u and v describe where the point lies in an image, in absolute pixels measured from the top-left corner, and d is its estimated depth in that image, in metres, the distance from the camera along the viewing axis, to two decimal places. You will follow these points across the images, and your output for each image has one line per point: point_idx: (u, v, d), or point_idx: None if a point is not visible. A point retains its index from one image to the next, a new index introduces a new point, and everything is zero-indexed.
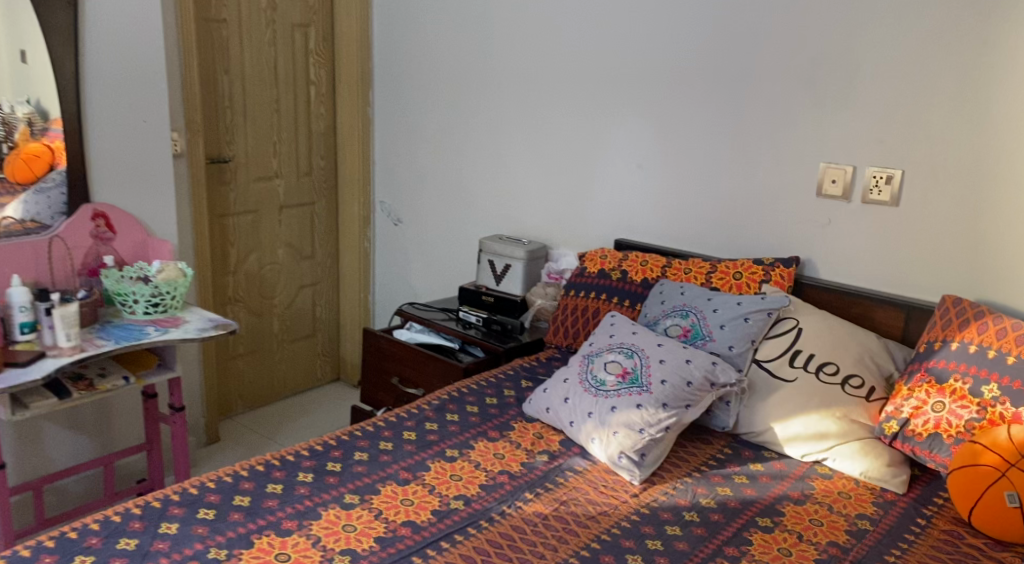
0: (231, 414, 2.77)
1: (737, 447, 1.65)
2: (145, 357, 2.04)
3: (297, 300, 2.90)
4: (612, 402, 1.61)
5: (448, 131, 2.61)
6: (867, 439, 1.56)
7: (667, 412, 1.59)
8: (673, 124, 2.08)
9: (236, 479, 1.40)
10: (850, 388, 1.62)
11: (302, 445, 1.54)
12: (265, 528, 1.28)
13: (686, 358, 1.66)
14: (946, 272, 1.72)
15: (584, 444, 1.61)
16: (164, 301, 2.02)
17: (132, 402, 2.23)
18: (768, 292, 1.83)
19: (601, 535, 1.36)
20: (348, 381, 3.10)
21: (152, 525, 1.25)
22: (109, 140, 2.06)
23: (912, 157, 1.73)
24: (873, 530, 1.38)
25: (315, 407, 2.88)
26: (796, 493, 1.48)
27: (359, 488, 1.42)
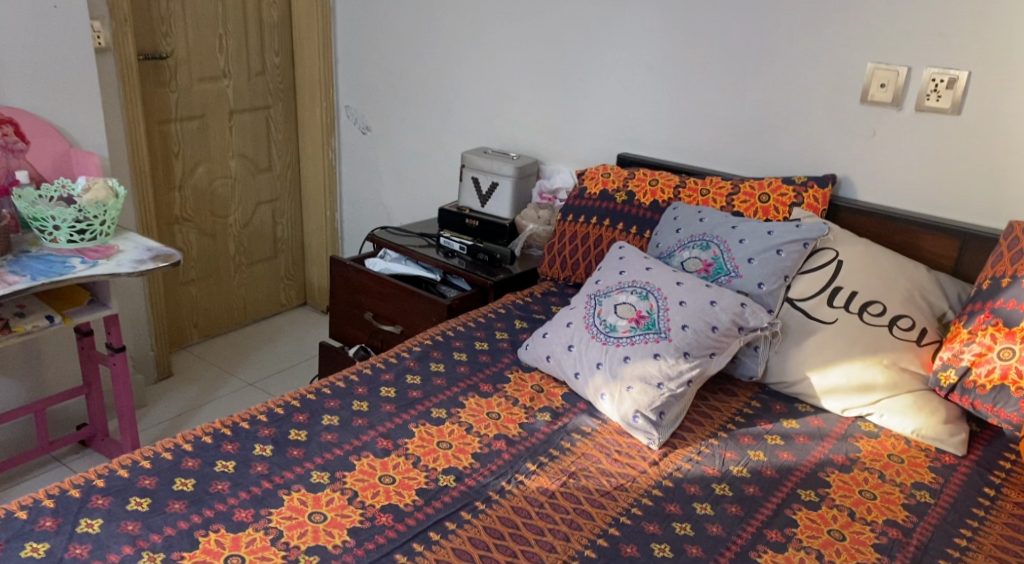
0: (187, 344, 2.50)
1: (765, 400, 1.43)
2: (74, 293, 1.74)
3: (254, 218, 2.59)
4: (624, 352, 1.37)
5: (423, 26, 2.26)
6: (920, 391, 1.34)
7: (689, 363, 1.35)
8: (692, 16, 1.77)
9: (178, 456, 1.14)
10: (899, 331, 1.39)
11: (259, 408, 1.28)
12: (212, 522, 1.02)
13: (710, 299, 1.40)
14: (1014, 194, 1.47)
15: (592, 400, 1.38)
16: (92, 227, 1.70)
17: (67, 341, 1.95)
18: (801, 217, 1.57)
19: (619, 517, 1.14)
20: (316, 306, 2.84)
21: (68, 523, 1.00)
22: (11, 30, 1.69)
23: (983, 57, 1.44)
24: (935, 503, 1.17)
25: (280, 337, 2.62)
26: (841, 457, 1.27)
27: (328, 462, 1.17)
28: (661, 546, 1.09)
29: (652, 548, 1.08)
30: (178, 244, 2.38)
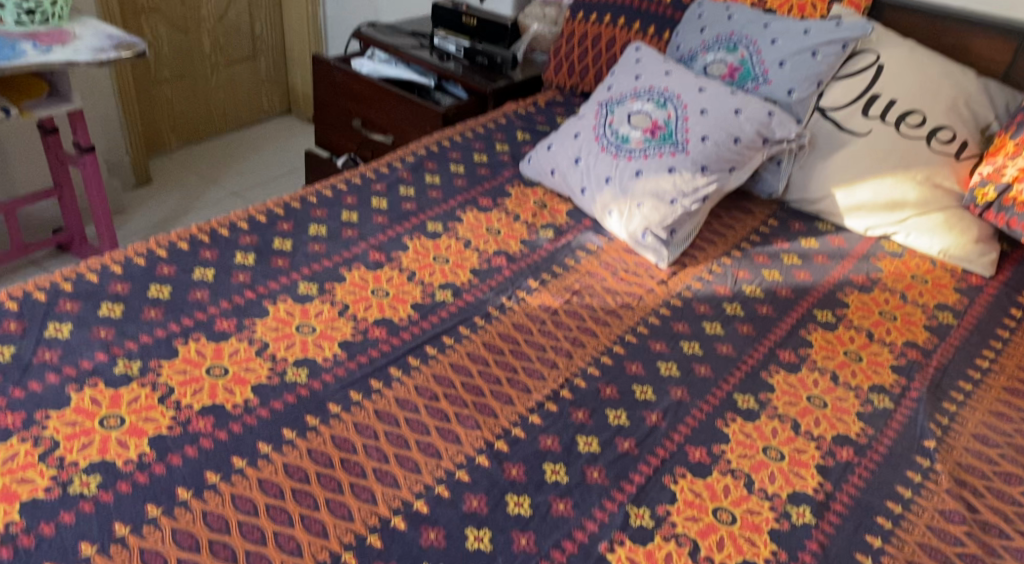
0: (164, 150, 2.36)
1: (784, 219, 1.34)
2: (32, 85, 1.58)
3: (229, 13, 2.37)
4: (636, 165, 1.26)
5: None
6: (952, 209, 1.25)
7: (705, 178, 1.25)
8: None
9: (152, 261, 1.06)
10: (938, 144, 1.27)
11: (240, 215, 1.18)
12: (191, 332, 0.95)
13: (734, 108, 1.27)
14: None
15: (598, 216, 1.29)
16: (44, 8, 1.52)
17: (30, 138, 1.81)
18: (841, 16, 1.40)
19: (625, 336, 1.08)
20: (300, 115, 2.68)
21: (35, 327, 0.93)
22: None
23: None
24: (958, 325, 1.12)
25: (265, 145, 2.48)
26: (861, 278, 1.20)
27: (317, 273, 1.09)
28: (668, 366, 1.04)
29: (659, 368, 1.04)
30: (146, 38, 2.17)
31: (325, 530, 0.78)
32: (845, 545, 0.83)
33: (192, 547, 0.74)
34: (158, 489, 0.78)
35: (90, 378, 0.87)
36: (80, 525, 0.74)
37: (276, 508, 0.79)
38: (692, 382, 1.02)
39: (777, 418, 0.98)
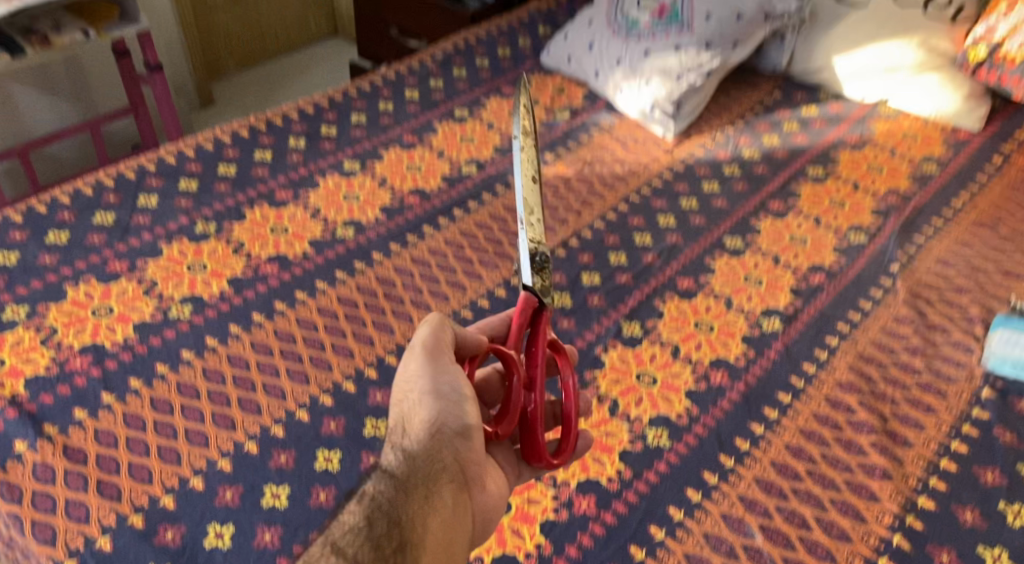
0: (223, 72, 2.81)
1: (788, 91, 1.61)
2: (104, 6, 1.86)
3: None
4: (645, 47, 1.58)
5: None
6: (946, 73, 1.49)
7: (709, 55, 1.54)
8: None
9: (181, 160, 1.41)
10: (935, 9, 1.52)
11: (226, 131, 1.50)
12: (255, 202, 1.34)
13: (673, 47, 1.55)
14: None
15: (612, 96, 1.59)
16: None
17: (102, 56, 2.08)
18: None
19: (591, 223, 1.29)
20: (347, 33, 3.12)
21: (130, 198, 1.32)
22: None
23: None
24: (866, 245, 1.24)
25: (316, 67, 2.91)
26: (779, 205, 1.32)
27: (296, 179, 1.40)
28: (616, 253, 1.23)
29: (608, 255, 1.23)
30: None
31: (371, 341, 1.10)
32: (709, 395, 1.01)
33: (195, 415, 0.99)
34: (189, 336, 1.09)
35: (176, 234, 1.26)
36: (181, 339, 1.09)
37: (242, 378, 1.04)
38: (608, 289, 1.17)
39: (707, 295, 1.16)
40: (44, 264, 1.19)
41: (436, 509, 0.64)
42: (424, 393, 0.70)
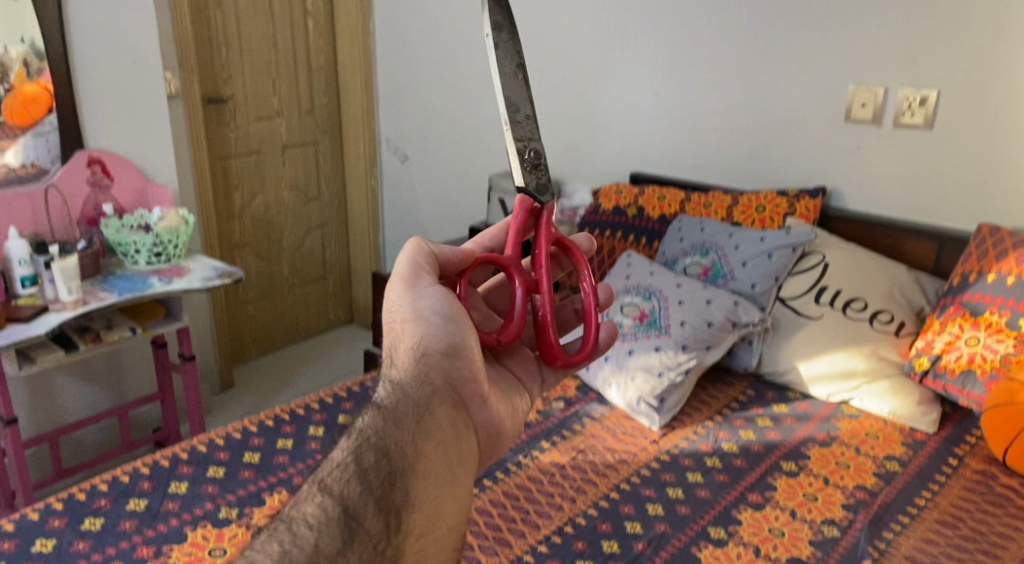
0: (245, 358, 3.07)
1: (760, 389, 1.80)
2: (152, 308, 2.13)
3: (306, 242, 3.19)
4: (629, 346, 1.77)
5: (467, 64, 2.78)
6: (896, 377, 1.68)
7: (686, 354, 1.72)
8: (694, 71, 2.20)
9: (211, 448, 1.56)
10: (879, 323, 1.76)
11: (254, 421, 1.66)
12: (275, 487, 1.45)
13: (654, 347, 1.74)
14: (967, 206, 1.83)
15: (601, 389, 1.77)
16: (167, 249, 2.13)
17: (142, 352, 2.32)
18: (792, 225, 1.95)
19: (584, 512, 1.40)
20: (361, 323, 3.43)
21: (161, 485, 1.44)
22: (97, 90, 2.19)
23: (949, 81, 1.77)
24: (839, 539, 1.34)
25: (330, 354, 3.16)
26: (757, 497, 1.44)
27: (314, 465, 1.53)
28: (608, 542, 1.33)
29: (601, 543, 1.33)
30: (238, 265, 2.97)
31: None
32: None
33: None
34: None
35: (201, 519, 1.36)
36: None
37: None
38: None
39: None
40: (77, 549, 1.28)
41: (427, 423, 0.84)
42: (409, 319, 0.91)
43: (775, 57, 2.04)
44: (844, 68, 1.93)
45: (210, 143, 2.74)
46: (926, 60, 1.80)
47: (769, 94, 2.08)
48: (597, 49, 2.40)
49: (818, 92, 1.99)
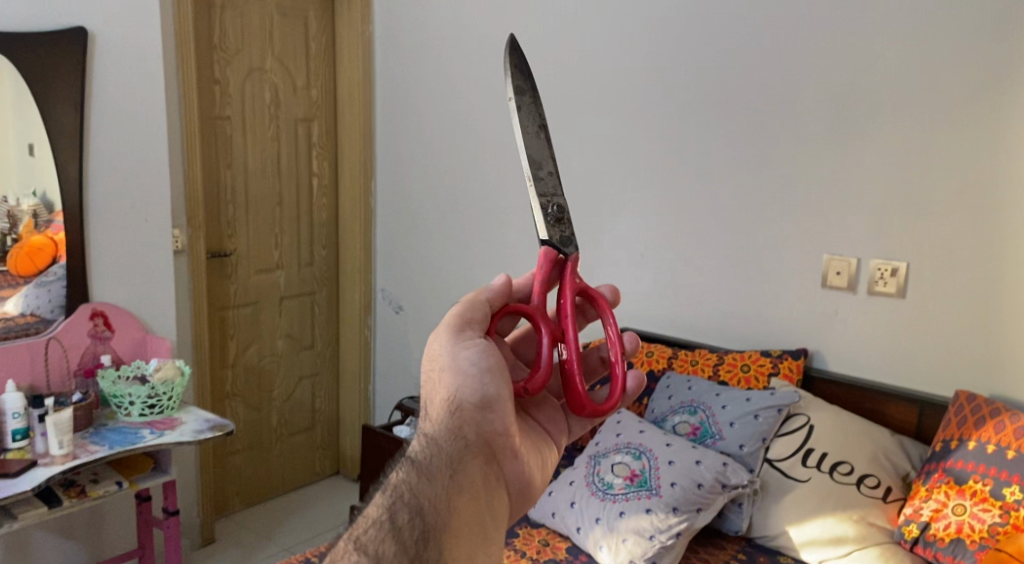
0: (227, 510, 3.01)
1: (752, 553, 1.79)
2: (140, 460, 2.12)
3: (296, 391, 3.21)
4: (620, 507, 1.74)
5: (461, 222, 2.91)
6: (886, 544, 1.67)
7: (677, 516, 1.70)
8: (677, 237, 2.33)
9: None
10: (866, 488, 1.76)
11: None
12: None
13: (644, 509, 1.71)
14: (943, 371, 1.90)
15: (591, 550, 1.74)
16: (162, 401, 2.15)
17: (125, 506, 2.28)
18: (777, 386, 2.01)
19: None
20: (347, 474, 3.38)
21: None
22: (106, 243, 2.29)
23: (916, 254, 1.89)
24: None
25: (313, 507, 3.09)
26: None
27: None
28: None
29: None
30: (227, 415, 2.97)
31: None
32: None
33: None
34: None
35: None
36: None
37: None
38: None
39: None
40: None
41: (458, 478, 0.89)
42: (448, 375, 0.93)
43: (751, 226, 2.17)
44: (817, 238, 2.06)
45: (210, 295, 2.83)
46: (893, 234, 1.92)
47: (748, 259, 2.19)
48: (586, 213, 2.54)
49: (794, 260, 2.10)
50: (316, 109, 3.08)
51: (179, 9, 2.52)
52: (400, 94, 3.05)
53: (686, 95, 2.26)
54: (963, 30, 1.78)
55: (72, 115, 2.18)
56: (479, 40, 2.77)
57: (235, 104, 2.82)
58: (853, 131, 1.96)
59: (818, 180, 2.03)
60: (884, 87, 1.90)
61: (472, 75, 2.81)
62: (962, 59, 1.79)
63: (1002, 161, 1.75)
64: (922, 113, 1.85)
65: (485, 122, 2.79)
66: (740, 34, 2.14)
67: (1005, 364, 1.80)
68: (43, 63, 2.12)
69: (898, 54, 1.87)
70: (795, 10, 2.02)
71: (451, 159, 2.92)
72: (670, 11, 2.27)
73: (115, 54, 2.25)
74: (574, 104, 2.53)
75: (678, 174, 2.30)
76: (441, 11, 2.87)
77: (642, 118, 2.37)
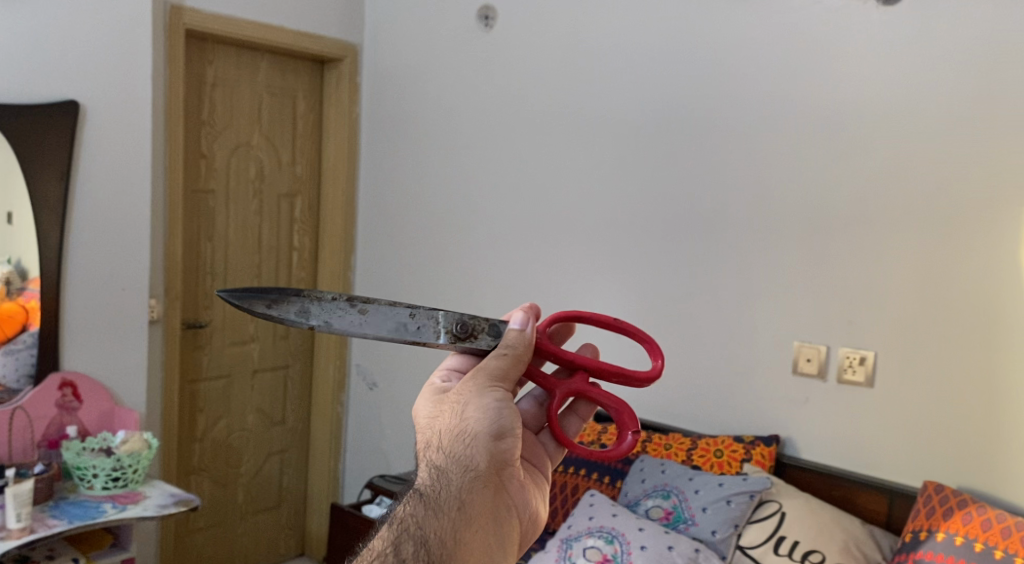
0: None
1: None
2: (99, 536, 2.06)
3: (264, 467, 3.14)
4: None
5: (439, 300, 2.94)
6: None
7: None
8: (651, 321, 2.37)
9: None
10: None
11: None
12: None
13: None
14: (913, 460, 1.92)
15: None
16: (126, 474, 2.10)
17: None
18: (749, 472, 2.01)
19: None
20: (312, 556, 3.28)
21: None
22: (82, 311, 2.28)
23: (883, 344, 1.94)
24: None
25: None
26: None
27: None
28: None
29: None
30: (192, 491, 2.91)
31: None
32: None
33: None
34: None
35: None
36: None
37: None
38: None
39: None
40: None
41: (469, 514, 0.74)
42: (465, 406, 0.79)
43: (725, 312, 2.22)
44: (787, 325, 2.11)
45: (182, 367, 2.81)
46: (859, 323, 1.98)
47: (721, 345, 2.23)
48: (563, 294, 2.58)
49: (766, 347, 2.15)
50: (300, 185, 3.14)
51: (171, 87, 2.59)
52: (384, 172, 3.11)
53: (662, 183, 2.34)
54: (922, 130, 1.87)
55: (58, 185, 2.21)
56: (464, 124, 2.85)
57: (220, 178, 2.87)
58: (822, 223, 2.03)
59: (789, 269, 2.10)
60: (850, 181, 1.99)
61: (455, 157, 2.88)
62: (923, 157, 1.87)
63: (971, 256, 1.80)
64: (885, 206, 1.93)
65: (466, 203, 2.85)
66: (714, 129, 2.24)
67: (976, 454, 1.82)
68: (33, 133, 2.16)
69: (863, 151, 1.96)
70: (766, 108, 2.13)
71: (431, 237, 2.97)
72: (648, 104, 2.38)
73: (105, 127, 2.30)
74: (554, 188, 2.60)
75: (653, 259, 2.37)
76: (427, 95, 2.97)
77: (619, 203, 2.44)
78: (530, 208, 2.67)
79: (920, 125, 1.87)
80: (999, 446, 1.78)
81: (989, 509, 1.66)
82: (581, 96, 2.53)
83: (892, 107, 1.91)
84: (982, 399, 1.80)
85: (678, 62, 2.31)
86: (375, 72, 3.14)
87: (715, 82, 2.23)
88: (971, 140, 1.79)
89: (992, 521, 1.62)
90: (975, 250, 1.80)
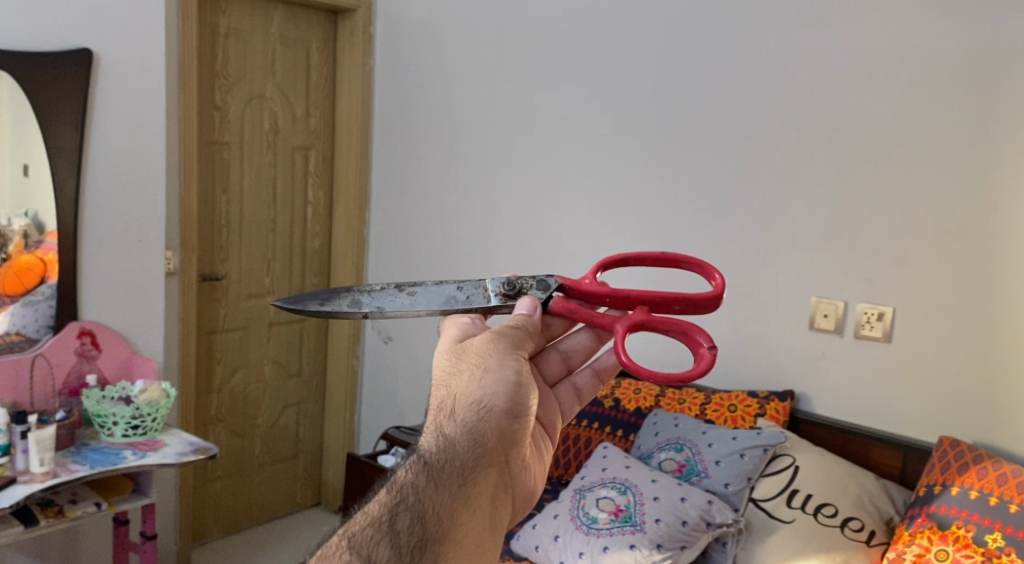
0: (204, 538, 2.98)
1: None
2: (120, 482, 2.10)
3: (281, 419, 3.19)
4: (603, 542, 1.70)
5: (455, 253, 2.93)
6: None
7: (661, 553, 1.67)
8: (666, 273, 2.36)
9: None
10: (850, 530, 1.72)
11: None
12: None
13: (628, 544, 1.68)
14: (928, 416, 1.91)
15: None
16: (145, 422, 2.13)
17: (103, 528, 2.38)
18: (763, 426, 2.01)
19: None
20: (328, 506, 3.35)
21: None
22: (98, 263, 2.30)
23: (902, 300, 1.92)
24: None
25: (292, 539, 3.04)
26: None
27: None
28: None
29: None
30: (210, 441, 2.96)
31: None
32: None
33: None
34: None
35: None
36: None
37: None
38: None
39: None
40: None
41: (473, 496, 0.68)
42: (483, 375, 0.76)
43: (741, 266, 2.20)
44: (804, 279, 2.08)
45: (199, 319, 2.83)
46: (879, 278, 1.95)
47: (735, 299, 2.22)
48: (578, 249, 2.56)
49: (783, 302, 2.13)
50: (314, 138, 3.12)
51: (184, 37, 2.56)
52: (398, 124, 3.09)
53: (679, 135, 2.31)
54: (949, 79, 1.81)
55: (72, 137, 2.20)
56: (479, 75, 2.81)
57: (234, 131, 2.85)
58: (842, 175, 2.00)
59: (807, 221, 2.07)
60: (870, 133, 1.94)
61: (469, 110, 2.85)
62: (948, 108, 1.82)
63: (999, 210, 1.76)
64: (911, 158, 1.88)
65: (479, 156, 2.83)
66: (733, 78, 2.19)
67: (994, 410, 1.80)
68: (45, 84, 2.15)
69: (888, 101, 1.91)
70: (787, 56, 2.08)
71: (446, 190, 2.94)
72: (665, 53, 2.33)
73: (117, 77, 2.28)
74: (569, 142, 2.57)
75: (669, 212, 2.34)
76: (441, 45, 2.92)
77: (636, 155, 2.41)
78: (545, 160, 2.64)
79: (947, 74, 1.81)
80: (1016, 402, 1.76)
81: (1006, 465, 1.65)
82: (597, 43, 2.48)
83: (921, 56, 1.85)
84: (1000, 354, 1.78)
85: (698, 10, 2.25)
86: (388, 22, 3.09)
87: (734, 30, 2.18)
88: (998, 90, 1.74)
89: (1009, 477, 1.61)
90: (1002, 203, 1.75)
